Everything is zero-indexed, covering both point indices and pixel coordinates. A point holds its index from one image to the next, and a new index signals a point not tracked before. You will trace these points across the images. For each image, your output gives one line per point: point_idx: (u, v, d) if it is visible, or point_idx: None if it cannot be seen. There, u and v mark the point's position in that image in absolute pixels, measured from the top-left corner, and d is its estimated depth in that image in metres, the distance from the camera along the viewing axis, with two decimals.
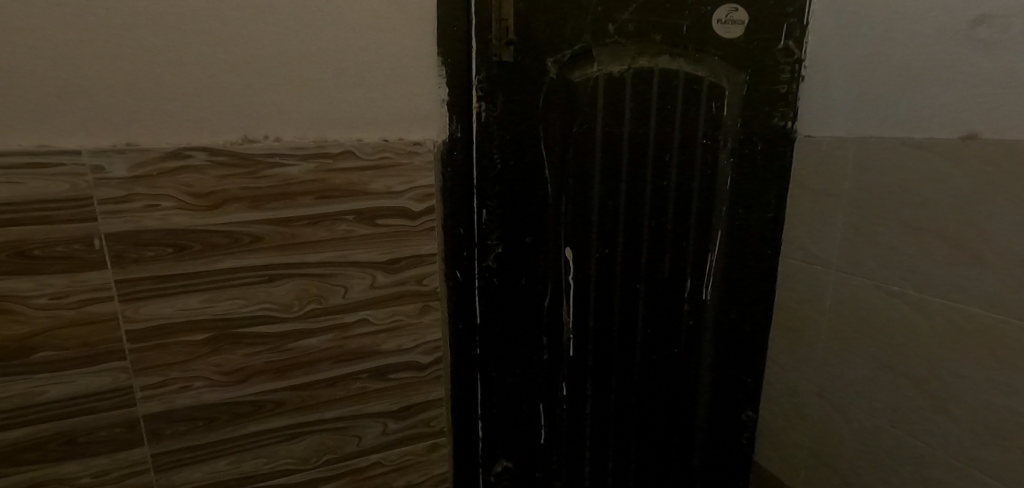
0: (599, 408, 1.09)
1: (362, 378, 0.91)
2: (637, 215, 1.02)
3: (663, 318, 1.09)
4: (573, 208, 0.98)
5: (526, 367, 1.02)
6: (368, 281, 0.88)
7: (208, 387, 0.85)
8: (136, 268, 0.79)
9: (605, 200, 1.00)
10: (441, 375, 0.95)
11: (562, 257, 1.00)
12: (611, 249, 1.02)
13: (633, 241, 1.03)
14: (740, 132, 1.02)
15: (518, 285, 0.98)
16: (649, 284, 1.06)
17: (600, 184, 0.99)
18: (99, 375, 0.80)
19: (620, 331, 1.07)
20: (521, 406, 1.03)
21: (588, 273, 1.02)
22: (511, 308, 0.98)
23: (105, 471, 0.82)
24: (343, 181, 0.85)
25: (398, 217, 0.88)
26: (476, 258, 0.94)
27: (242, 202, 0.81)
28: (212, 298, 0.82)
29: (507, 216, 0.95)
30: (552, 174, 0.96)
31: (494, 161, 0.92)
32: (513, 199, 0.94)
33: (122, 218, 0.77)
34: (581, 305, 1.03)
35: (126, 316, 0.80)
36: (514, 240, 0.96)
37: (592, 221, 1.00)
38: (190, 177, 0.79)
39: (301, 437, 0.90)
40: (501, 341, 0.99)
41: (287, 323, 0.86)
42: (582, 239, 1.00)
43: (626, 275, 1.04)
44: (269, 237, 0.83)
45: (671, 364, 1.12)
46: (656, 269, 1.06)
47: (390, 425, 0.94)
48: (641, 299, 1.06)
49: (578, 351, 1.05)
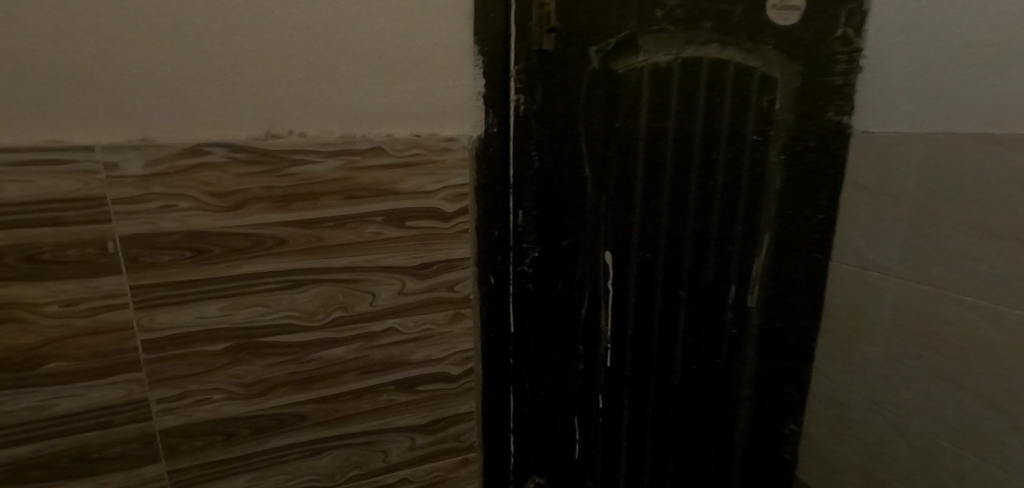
0: (636, 422, 1.03)
1: (389, 390, 0.85)
2: (680, 217, 0.96)
3: (705, 327, 1.02)
4: (613, 210, 0.92)
5: (561, 379, 0.96)
6: (397, 287, 0.83)
7: (228, 400, 0.79)
8: (151, 273, 0.73)
9: (647, 200, 0.93)
10: (473, 388, 0.89)
11: (601, 261, 0.93)
12: (653, 253, 0.96)
13: (675, 244, 0.96)
14: (792, 126, 0.95)
15: (554, 291, 0.92)
16: (691, 290, 0.99)
17: (642, 183, 0.92)
18: (112, 387, 0.75)
19: (660, 340, 1.00)
20: (554, 419, 0.97)
21: (627, 278, 0.95)
22: (546, 316, 0.92)
23: None
24: (371, 180, 0.79)
25: (429, 218, 0.82)
26: (511, 262, 0.88)
27: (264, 202, 0.76)
28: (232, 305, 0.77)
29: (544, 218, 0.89)
30: (591, 173, 0.90)
31: (532, 158, 0.86)
32: (549, 199, 0.88)
33: (137, 220, 0.72)
34: (620, 312, 0.96)
35: (142, 325, 0.74)
36: (551, 242, 0.90)
37: (632, 222, 0.94)
38: (210, 175, 0.73)
39: (324, 453, 0.84)
40: (535, 350, 0.93)
41: (311, 332, 0.81)
42: (622, 242, 0.94)
43: (666, 280, 0.98)
44: (293, 240, 0.78)
45: (712, 375, 1.05)
46: (699, 273, 0.99)
47: (418, 440, 0.88)
48: (682, 306, 1.00)
49: (616, 361, 0.98)
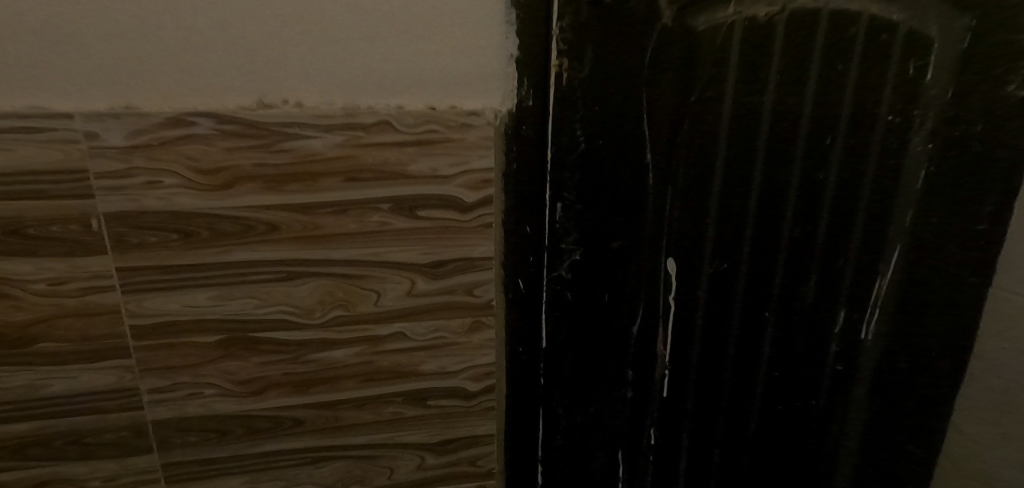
0: (697, 465, 0.85)
1: (395, 402, 0.75)
2: (773, 219, 0.75)
3: (797, 360, 0.81)
4: (682, 208, 0.73)
5: (604, 408, 0.80)
6: (405, 287, 0.71)
7: (220, 396, 0.72)
8: (137, 256, 0.67)
9: (727, 197, 0.73)
10: (493, 408, 0.76)
11: (662, 268, 0.76)
12: (732, 264, 0.76)
13: (763, 254, 0.76)
14: (949, 105, 0.69)
15: (599, 303, 0.76)
16: (781, 314, 0.79)
17: (722, 175, 0.72)
18: (103, 373, 0.70)
19: (733, 371, 0.81)
20: (593, 453, 0.82)
21: (695, 293, 0.77)
22: (587, 333, 0.76)
23: (116, 476, 0.74)
24: (376, 160, 0.66)
25: (445, 209, 0.69)
26: (545, 266, 0.73)
27: (255, 182, 0.66)
28: (222, 295, 0.69)
29: (590, 214, 0.72)
30: (655, 160, 0.71)
31: (576, 140, 0.69)
32: (598, 192, 0.71)
33: (120, 197, 0.65)
34: (685, 334, 0.79)
35: (129, 310, 0.69)
36: (597, 245, 0.73)
37: (707, 224, 0.74)
38: (195, 148, 0.64)
39: (324, 462, 0.76)
40: (573, 371, 0.77)
41: (307, 330, 0.71)
42: (691, 249, 0.75)
43: (749, 298, 0.78)
44: (287, 226, 0.68)
45: (803, 419, 0.84)
46: (794, 293, 0.78)
47: (428, 460, 0.77)
48: (768, 331, 0.80)
49: (674, 391, 0.81)
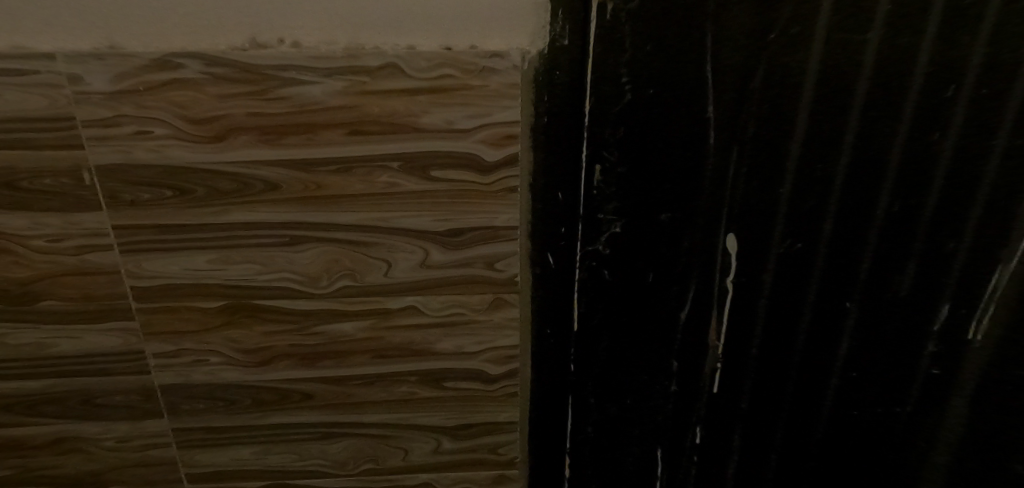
0: (748, 465, 0.79)
1: (409, 381, 0.68)
2: (867, 192, 0.61)
3: (880, 357, 0.71)
4: (750, 174, 0.61)
5: (644, 404, 0.74)
6: (419, 258, 0.63)
7: (225, 365, 0.68)
8: (133, 213, 0.62)
9: (807, 162, 0.60)
10: (516, 394, 0.70)
11: (720, 247, 0.64)
12: (808, 243, 0.64)
13: (848, 234, 0.63)
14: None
15: (642, 283, 0.66)
16: (865, 307, 0.68)
17: (804, 135, 0.59)
18: (108, 334, 0.67)
19: (799, 369, 0.72)
20: (627, 449, 0.77)
21: (760, 277, 0.66)
22: (629, 317, 0.68)
23: (129, 438, 0.72)
24: (383, 110, 0.56)
25: (462, 169, 0.59)
26: (580, 239, 0.63)
27: (251, 134, 0.58)
28: (222, 259, 0.63)
29: (636, 182, 0.61)
30: (717, 114, 0.58)
31: (622, 89, 0.56)
32: (645, 153, 0.60)
33: (110, 147, 0.59)
34: (746, 325, 0.69)
35: (129, 271, 0.64)
36: (641, 218, 0.63)
37: (780, 194, 0.62)
38: (183, 94, 0.56)
39: (336, 439, 0.71)
40: (609, 360, 0.70)
41: (312, 300, 0.65)
42: (760, 225, 0.63)
43: (828, 284, 0.67)
44: (287, 185, 0.60)
45: (881, 426, 0.75)
46: (884, 284, 0.66)
47: (444, 444, 0.72)
48: (849, 325, 0.69)
49: (726, 388, 0.73)
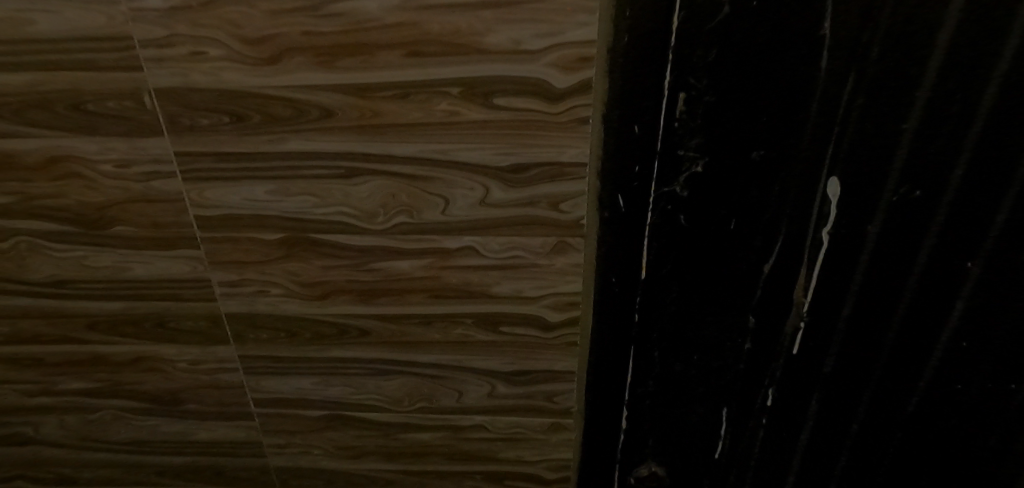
0: (825, 434, 0.72)
1: (465, 323, 0.66)
2: (1012, 131, 0.51)
3: (1004, 326, 0.61)
4: (867, 108, 0.51)
5: (713, 361, 0.69)
6: (478, 196, 0.58)
7: (286, 297, 0.68)
8: (193, 140, 0.60)
9: (942, 92, 0.50)
10: (576, 344, 0.66)
11: (818, 194, 0.56)
12: (929, 191, 0.55)
13: (982, 181, 0.54)
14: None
15: (722, 231, 0.60)
16: (989, 268, 0.58)
17: (943, 60, 0.48)
18: (176, 261, 0.68)
19: (899, 335, 0.64)
20: (690, 407, 0.73)
21: (864, 230, 0.58)
22: (705, 268, 0.62)
23: (199, 361, 0.75)
24: (442, 28, 0.51)
25: (527, 97, 0.53)
26: (656, 179, 0.57)
27: (305, 56, 0.54)
28: (280, 189, 0.62)
29: (725, 116, 0.54)
30: (835, 32, 0.48)
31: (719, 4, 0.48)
32: (739, 81, 0.52)
33: (168, 70, 0.57)
34: (840, 283, 0.61)
35: (192, 199, 0.64)
36: (727, 156, 0.55)
37: (902, 132, 0.52)
38: (236, 11, 0.53)
39: (392, 376, 0.71)
40: (680, 313, 0.65)
41: (369, 236, 0.62)
42: (873, 169, 0.54)
43: (946, 240, 0.57)
44: (343, 113, 0.57)
45: (991, 405, 0.66)
46: (1021, 242, 0.56)
47: (500, 389, 0.70)
48: (968, 287, 0.60)
49: (808, 350, 0.66)
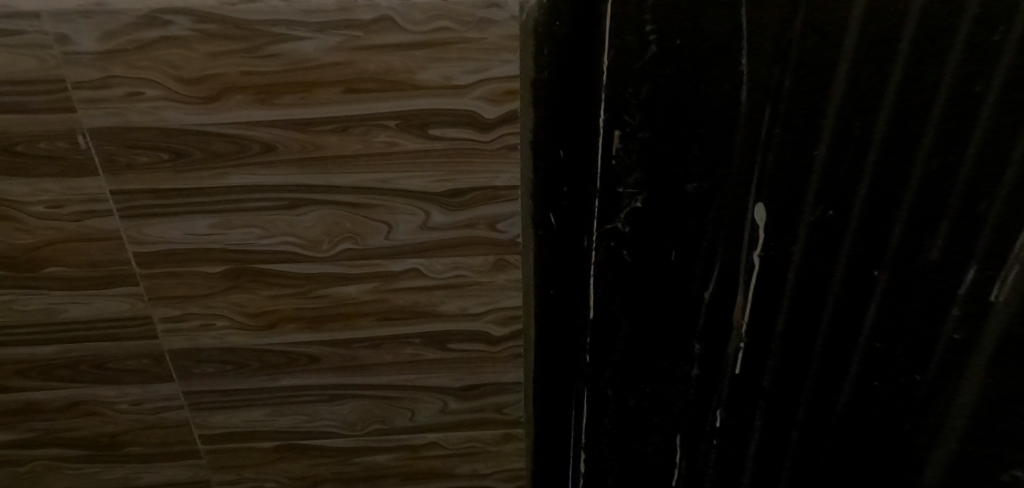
0: (770, 448, 0.79)
1: (414, 343, 0.68)
2: (900, 149, 0.58)
3: (907, 329, 0.67)
4: (785, 136, 0.58)
5: (664, 388, 0.75)
6: (419, 220, 0.62)
7: (232, 329, 0.68)
8: (132, 178, 0.61)
9: (847, 117, 0.57)
10: (521, 355, 0.70)
11: (747, 220, 0.63)
12: (841, 210, 0.62)
13: (881, 196, 0.60)
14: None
15: (665, 258, 0.65)
16: (893, 276, 0.65)
17: (844, 89, 0.55)
18: (115, 300, 0.67)
19: (824, 348, 0.71)
20: (647, 425, 0.78)
21: (789, 248, 0.64)
22: (651, 298, 0.68)
23: (141, 401, 0.74)
24: (379, 66, 0.55)
25: (460, 127, 0.57)
26: (600, 211, 0.62)
27: (245, 94, 0.57)
28: (223, 223, 0.63)
29: (660, 153, 0.59)
30: (750, 69, 0.54)
31: (646, 40, 0.53)
32: (668, 124, 0.58)
33: (104, 110, 0.58)
34: (771, 299, 0.68)
35: (131, 236, 0.64)
36: (666, 189, 0.61)
37: (816, 156, 0.59)
38: (175, 53, 0.55)
39: (344, 401, 0.72)
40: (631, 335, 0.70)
41: (315, 264, 0.64)
42: (790, 188, 0.61)
43: (858, 256, 0.64)
44: (284, 146, 0.59)
45: (903, 400, 0.72)
46: (915, 247, 0.63)
47: (452, 404, 0.73)
48: (876, 293, 0.66)
49: (747, 370, 0.73)
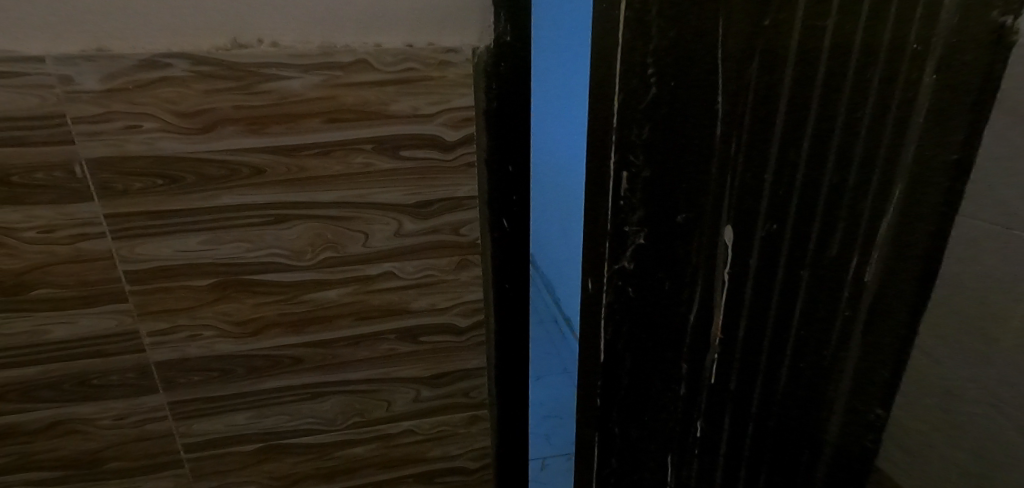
0: (740, 452, 0.85)
1: (389, 339, 0.78)
2: (816, 167, 0.67)
3: (829, 318, 0.78)
4: (748, 159, 0.65)
5: (659, 417, 0.79)
6: (393, 228, 0.72)
7: (219, 337, 0.75)
8: (125, 202, 0.67)
9: (789, 144, 0.65)
10: (483, 343, 0.81)
11: (720, 241, 0.69)
12: (782, 224, 0.70)
13: (809, 209, 0.69)
14: (957, 33, 0.64)
15: (659, 284, 0.70)
16: (816, 273, 0.74)
17: (784, 119, 0.63)
18: (103, 317, 0.72)
19: (770, 361, 0.79)
20: (642, 445, 0.80)
21: (748, 261, 0.71)
22: (647, 329, 0.72)
23: (124, 415, 0.78)
24: (357, 99, 0.65)
25: (427, 148, 0.69)
26: (609, 247, 0.65)
27: (236, 124, 0.65)
28: (213, 239, 0.70)
29: (658, 189, 0.64)
30: (725, 105, 0.61)
31: (647, 81, 0.58)
32: (654, 164, 0.62)
33: (102, 142, 0.64)
34: (738, 310, 0.74)
35: (123, 256, 0.69)
36: (660, 221, 0.66)
37: (766, 181, 0.66)
38: (173, 90, 0.63)
39: (325, 397, 0.80)
40: (632, 360, 0.73)
41: (299, 272, 0.73)
42: (748, 212, 0.68)
43: (793, 261, 0.73)
44: (271, 170, 0.67)
45: (826, 376, 0.83)
46: (824, 246, 0.73)
47: (423, 392, 0.82)
48: (805, 292, 0.75)
49: (720, 391, 0.80)
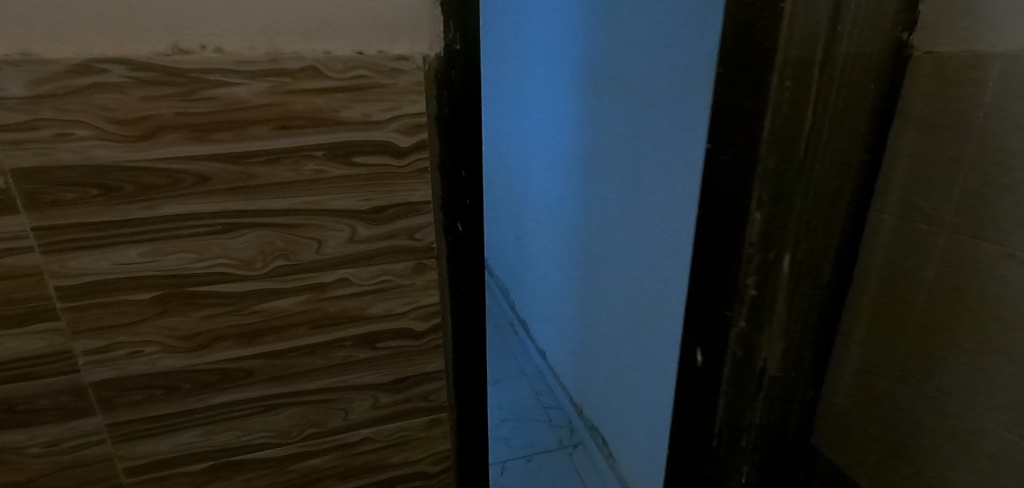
0: (782, 442, 0.92)
1: (346, 346, 0.77)
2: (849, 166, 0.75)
3: (832, 314, 0.86)
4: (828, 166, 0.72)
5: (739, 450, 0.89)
6: (347, 234, 0.71)
7: (163, 353, 0.71)
8: (55, 214, 0.62)
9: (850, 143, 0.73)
10: (441, 346, 0.81)
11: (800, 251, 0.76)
12: (828, 227, 0.77)
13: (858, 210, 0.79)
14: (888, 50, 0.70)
15: (755, 298, 0.78)
16: (838, 271, 0.82)
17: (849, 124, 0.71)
18: (31, 338, 0.67)
19: (808, 356, 0.87)
20: (730, 440, 0.88)
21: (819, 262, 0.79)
22: (743, 369, 0.83)
23: (59, 441, 0.73)
24: (307, 106, 0.64)
25: (380, 154, 0.68)
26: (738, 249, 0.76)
27: (180, 131, 0.62)
28: (155, 251, 0.66)
29: (772, 204, 0.73)
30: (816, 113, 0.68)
31: (783, 89, 0.66)
32: (807, 232, 0.76)
33: (29, 151, 0.59)
34: (805, 308, 0.82)
35: (53, 271, 0.65)
36: (765, 230, 0.74)
37: (831, 185, 0.74)
38: (109, 97, 0.59)
39: (279, 409, 0.78)
40: (716, 349, 0.84)
41: (249, 282, 0.71)
42: (821, 216, 0.76)
43: (836, 260, 0.81)
44: (218, 178, 0.65)
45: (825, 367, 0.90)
46: (829, 244, 0.78)
47: (382, 399, 0.82)
48: (824, 289, 0.82)
49: (784, 386, 0.86)
